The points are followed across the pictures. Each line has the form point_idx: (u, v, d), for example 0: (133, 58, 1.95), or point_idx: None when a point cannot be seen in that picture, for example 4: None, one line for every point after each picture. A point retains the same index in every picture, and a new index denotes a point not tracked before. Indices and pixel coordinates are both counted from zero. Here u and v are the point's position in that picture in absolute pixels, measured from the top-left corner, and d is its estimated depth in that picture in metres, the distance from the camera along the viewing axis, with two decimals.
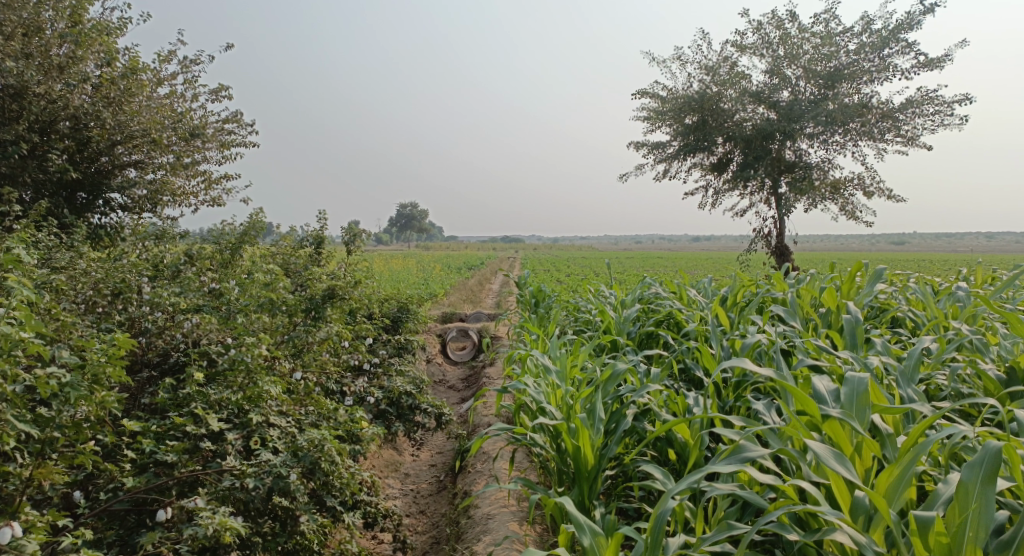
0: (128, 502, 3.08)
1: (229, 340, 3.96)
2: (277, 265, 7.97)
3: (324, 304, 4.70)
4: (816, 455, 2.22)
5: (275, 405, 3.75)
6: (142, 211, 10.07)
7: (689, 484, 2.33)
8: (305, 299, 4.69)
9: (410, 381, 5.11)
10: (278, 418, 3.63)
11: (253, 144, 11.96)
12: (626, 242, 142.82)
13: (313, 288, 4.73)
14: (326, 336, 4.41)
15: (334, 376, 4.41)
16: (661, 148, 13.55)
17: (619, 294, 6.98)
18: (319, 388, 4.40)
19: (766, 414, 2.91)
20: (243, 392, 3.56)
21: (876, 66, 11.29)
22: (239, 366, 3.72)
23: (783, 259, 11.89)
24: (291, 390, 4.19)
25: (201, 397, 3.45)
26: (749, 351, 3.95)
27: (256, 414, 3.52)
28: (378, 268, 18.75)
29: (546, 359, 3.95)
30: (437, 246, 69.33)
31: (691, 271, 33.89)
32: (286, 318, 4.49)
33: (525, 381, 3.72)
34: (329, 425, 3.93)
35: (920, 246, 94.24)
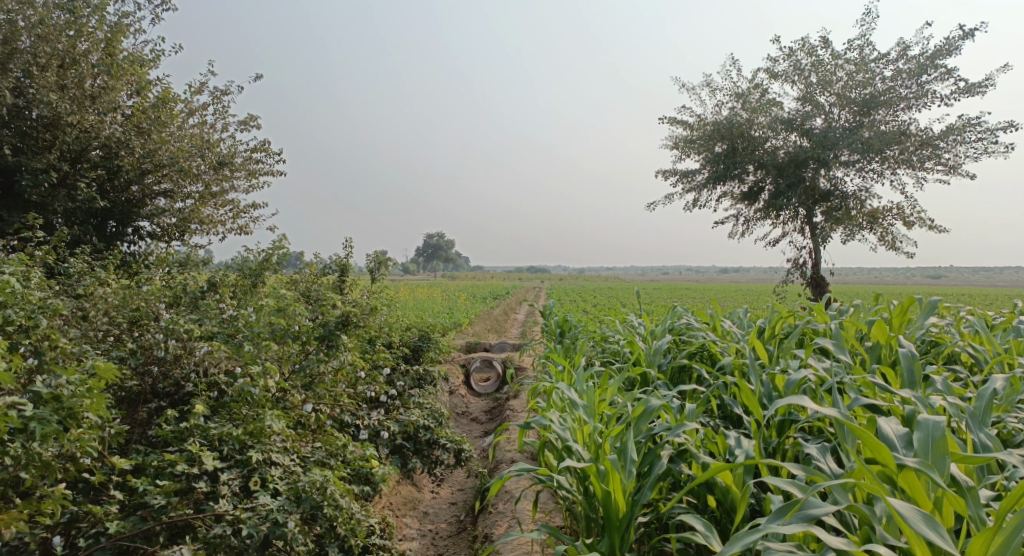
0: (110, 549, 2.89)
1: (236, 371, 3.78)
2: (299, 293, 7.85)
3: (339, 330, 4.41)
4: (900, 517, 1.94)
5: (281, 440, 3.53)
6: (169, 239, 10.09)
7: (746, 545, 2.05)
8: (319, 324, 4.41)
9: (428, 414, 4.87)
10: (282, 455, 3.42)
11: (280, 173, 12.02)
12: (652, 273, 141.83)
13: (328, 314, 4.47)
14: (339, 366, 4.20)
15: (347, 408, 4.20)
16: (691, 176, 13.29)
17: (648, 324, 6.70)
18: (331, 420, 4.18)
19: (821, 459, 2.62)
20: (245, 427, 3.37)
21: (914, 93, 10.98)
22: (243, 398, 3.53)
23: (819, 291, 11.49)
24: (301, 423, 3.99)
25: (200, 433, 3.27)
26: (794, 389, 3.64)
27: (257, 452, 3.31)
28: (403, 297, 18.63)
29: (571, 392, 3.67)
30: (462, 277, 69.46)
31: (721, 303, 33.31)
32: (299, 346, 4.29)
33: (549, 416, 3.44)
34: (339, 461, 3.71)
35: (955, 278, 91.94)
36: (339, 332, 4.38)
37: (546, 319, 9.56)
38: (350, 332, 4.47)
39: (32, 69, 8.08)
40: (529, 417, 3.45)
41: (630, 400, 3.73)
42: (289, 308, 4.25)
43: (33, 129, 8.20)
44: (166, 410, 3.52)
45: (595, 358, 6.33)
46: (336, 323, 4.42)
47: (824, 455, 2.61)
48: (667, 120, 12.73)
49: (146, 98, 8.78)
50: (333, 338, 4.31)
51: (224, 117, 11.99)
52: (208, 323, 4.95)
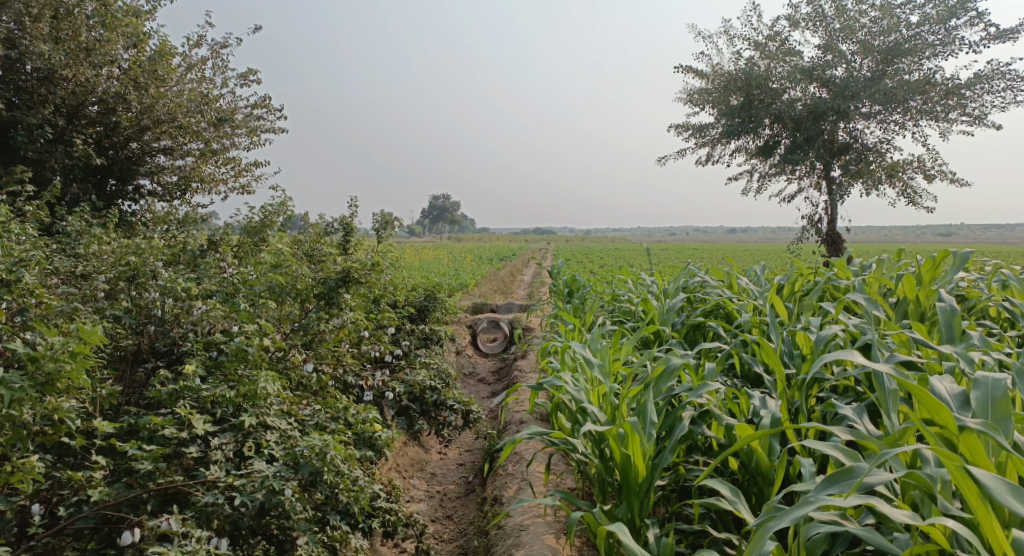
0: (94, 517, 2.77)
1: (233, 328, 3.62)
2: (304, 253, 7.66)
3: (340, 288, 4.19)
4: (977, 485, 1.77)
5: (277, 403, 3.35)
6: (170, 198, 9.89)
7: (795, 519, 1.87)
8: (319, 282, 4.18)
9: (434, 375, 4.71)
10: (279, 419, 3.24)
11: (282, 130, 11.73)
12: (659, 234, 141.11)
13: (328, 270, 4.24)
14: (341, 324, 4.01)
15: (350, 368, 4.03)
16: (704, 131, 12.91)
17: (661, 282, 6.50)
18: (333, 381, 4.02)
19: (858, 420, 2.40)
20: (238, 388, 3.17)
21: (941, 40, 10.51)
22: (239, 358, 3.35)
23: (834, 248, 11.24)
24: (302, 383, 3.84)
25: (191, 395, 3.12)
26: (822, 346, 3.43)
27: (250, 415, 3.12)
28: (408, 259, 18.48)
29: (582, 350, 3.47)
30: (468, 238, 69.26)
31: (729, 263, 33.07)
32: (299, 305, 4.10)
33: (560, 377, 3.25)
34: (341, 423, 3.55)
35: (966, 238, 90.97)
36: (340, 290, 4.17)
37: (555, 278, 9.37)
38: (351, 290, 4.24)
39: (24, 20, 7.64)
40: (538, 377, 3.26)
41: (645, 359, 3.54)
42: (287, 265, 4.03)
43: (27, 82, 7.89)
44: (158, 371, 3.37)
45: (606, 317, 6.16)
46: (336, 281, 4.19)
47: (860, 414, 2.44)
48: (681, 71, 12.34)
49: (144, 51, 8.49)
50: (334, 296, 4.10)
51: (223, 71, 11.64)
52: (207, 280, 4.78)
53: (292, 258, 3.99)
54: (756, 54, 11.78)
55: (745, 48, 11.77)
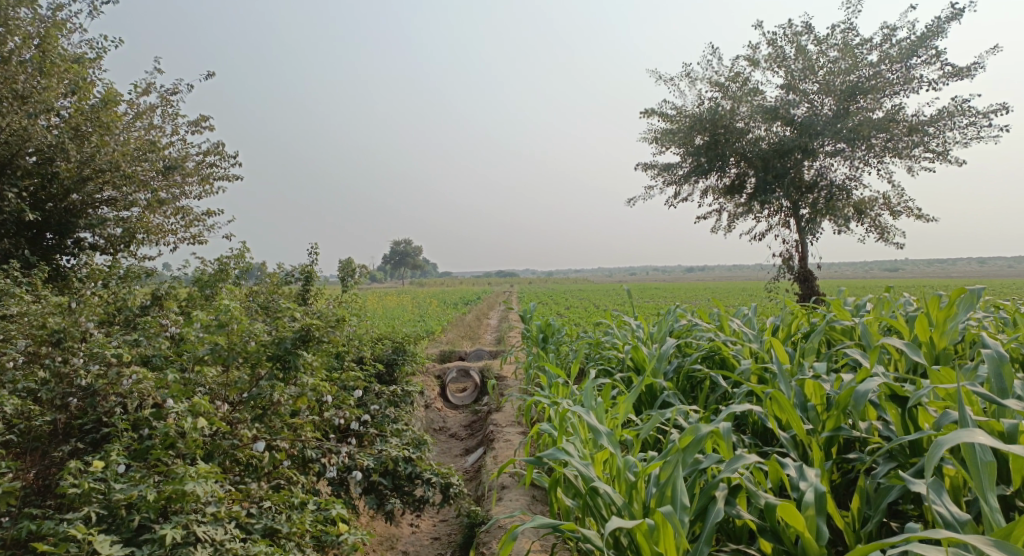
0: None
1: (165, 405, 3.06)
2: (259, 307, 7.06)
3: (296, 348, 3.56)
4: None
5: (213, 505, 2.76)
6: (114, 251, 9.16)
7: None
8: (273, 340, 3.56)
9: (407, 442, 4.12)
10: (217, 523, 2.68)
11: (236, 176, 11.17)
12: (620, 275, 142.66)
13: (282, 328, 3.61)
14: (298, 394, 3.49)
15: (312, 443, 3.43)
16: (672, 170, 12.81)
17: (646, 325, 6.13)
18: (290, 460, 3.47)
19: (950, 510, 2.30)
20: (163, 486, 2.62)
21: (900, 78, 10.68)
22: (165, 446, 2.87)
23: (808, 286, 11.06)
24: (251, 464, 3.25)
25: (100, 500, 2.55)
26: (857, 403, 3.11)
27: (174, 525, 2.54)
28: (371, 309, 17.79)
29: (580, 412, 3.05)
30: (430, 284, 68.52)
31: (694, 301, 33.15)
32: (248, 369, 3.53)
33: (560, 448, 2.80)
34: (297, 523, 2.97)
35: (913, 272, 94.28)
36: (297, 351, 3.54)
37: (527, 322, 8.90)
38: (310, 350, 3.59)
39: None
40: (533, 451, 2.81)
41: (654, 418, 3.13)
42: (232, 319, 3.40)
43: None
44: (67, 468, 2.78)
45: (591, 366, 5.74)
46: (294, 339, 3.55)
47: (943, 496, 2.34)
48: (646, 114, 12.29)
49: (86, 97, 7.94)
50: (290, 359, 3.49)
51: (172, 116, 11.07)
52: (144, 345, 4.18)
53: (239, 312, 3.43)
54: (719, 95, 11.78)
55: (708, 89, 11.78)
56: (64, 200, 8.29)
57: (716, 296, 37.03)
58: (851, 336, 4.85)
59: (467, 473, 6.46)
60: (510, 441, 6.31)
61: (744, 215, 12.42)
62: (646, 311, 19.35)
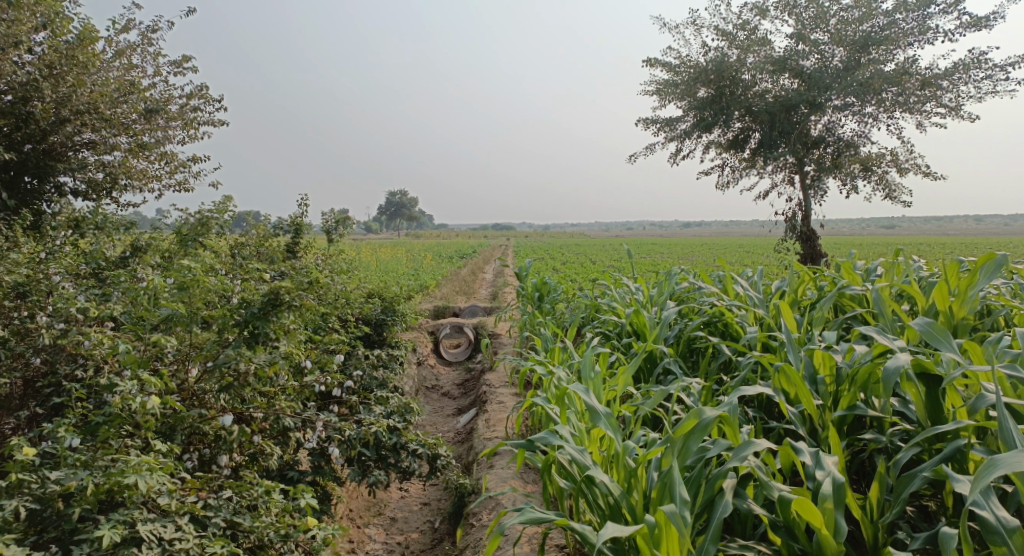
0: None
1: (123, 376, 2.80)
2: (244, 261, 6.78)
3: (266, 314, 3.21)
4: None
5: (161, 498, 2.52)
6: (96, 198, 8.81)
7: None
8: (242, 302, 3.26)
9: (392, 411, 3.87)
10: (166, 520, 2.45)
11: (221, 122, 10.71)
12: (616, 229, 142.11)
13: (250, 293, 3.29)
14: (268, 362, 3.18)
15: (287, 414, 3.18)
16: (673, 124, 12.39)
17: (646, 287, 5.89)
18: (262, 432, 3.24)
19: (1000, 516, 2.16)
20: (102, 479, 2.37)
21: (915, 29, 10.19)
22: (114, 426, 2.63)
23: (811, 247, 10.84)
24: (218, 439, 2.98)
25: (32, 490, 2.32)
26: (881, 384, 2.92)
27: (113, 525, 2.30)
28: (364, 261, 17.50)
29: (575, 392, 2.86)
30: (425, 236, 68.02)
31: (690, 257, 32.94)
32: (215, 335, 3.22)
33: (553, 432, 2.61)
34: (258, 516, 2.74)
35: (910, 230, 94.04)
36: (266, 317, 3.20)
37: (523, 280, 8.64)
38: (284, 315, 3.30)
39: None
40: (523, 436, 2.62)
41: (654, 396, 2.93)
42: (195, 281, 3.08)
43: None
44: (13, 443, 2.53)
45: (588, 329, 5.52)
46: (261, 303, 3.21)
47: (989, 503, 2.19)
48: (648, 63, 11.80)
49: (58, 34, 7.46)
50: (258, 325, 3.18)
51: (154, 58, 10.55)
52: (115, 301, 3.91)
53: (201, 273, 3.11)
54: (726, 44, 11.28)
55: (715, 38, 11.28)
56: (40, 142, 7.88)
57: (713, 252, 36.78)
58: (862, 303, 4.62)
59: (458, 435, 6.31)
60: (503, 403, 6.14)
61: (747, 170, 12.07)
62: (643, 267, 19.14)
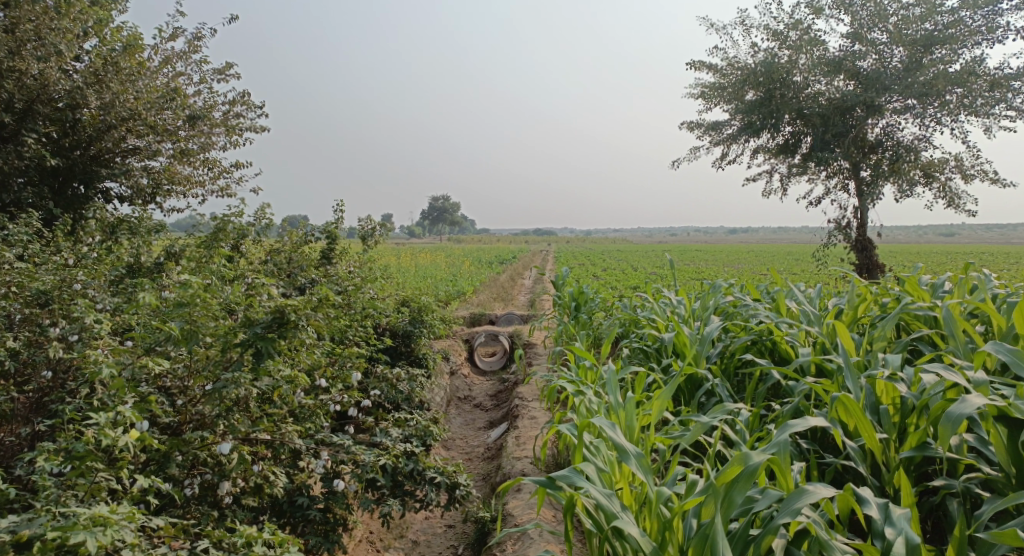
0: None
1: (114, 403, 2.64)
2: (276, 268, 6.69)
3: (270, 333, 3.04)
4: None
5: (139, 541, 2.32)
6: (139, 203, 8.84)
7: None
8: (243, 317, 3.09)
9: (410, 434, 3.64)
10: None
11: (262, 128, 10.76)
12: (659, 235, 140.32)
13: (254, 311, 3.11)
14: (271, 386, 3.05)
15: (293, 439, 2.99)
16: (720, 128, 11.93)
17: (689, 300, 5.55)
18: (267, 457, 3.06)
19: None
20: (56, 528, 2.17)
21: (983, 26, 9.57)
22: (86, 463, 2.45)
23: (866, 257, 10.28)
24: (218, 467, 2.80)
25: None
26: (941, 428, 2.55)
27: None
28: (403, 267, 17.45)
29: (606, 427, 2.60)
30: (466, 241, 68.27)
31: (736, 266, 32.03)
32: (218, 352, 3.04)
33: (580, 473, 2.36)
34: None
35: (969, 239, 90.09)
36: (270, 337, 3.03)
37: (560, 289, 8.36)
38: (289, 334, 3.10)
39: None
40: (545, 475, 2.39)
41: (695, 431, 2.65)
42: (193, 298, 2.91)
43: None
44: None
45: (626, 344, 5.22)
46: (264, 323, 3.03)
47: None
48: (694, 65, 11.42)
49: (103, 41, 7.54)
50: (261, 346, 2.99)
51: (197, 65, 10.66)
52: (134, 312, 3.79)
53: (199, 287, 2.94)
54: (777, 45, 10.82)
55: (765, 38, 10.83)
56: (85, 148, 7.97)
57: (760, 260, 35.73)
58: (930, 322, 4.21)
59: (488, 452, 6.06)
60: (535, 420, 5.87)
61: (797, 176, 11.54)
62: (685, 276, 18.62)
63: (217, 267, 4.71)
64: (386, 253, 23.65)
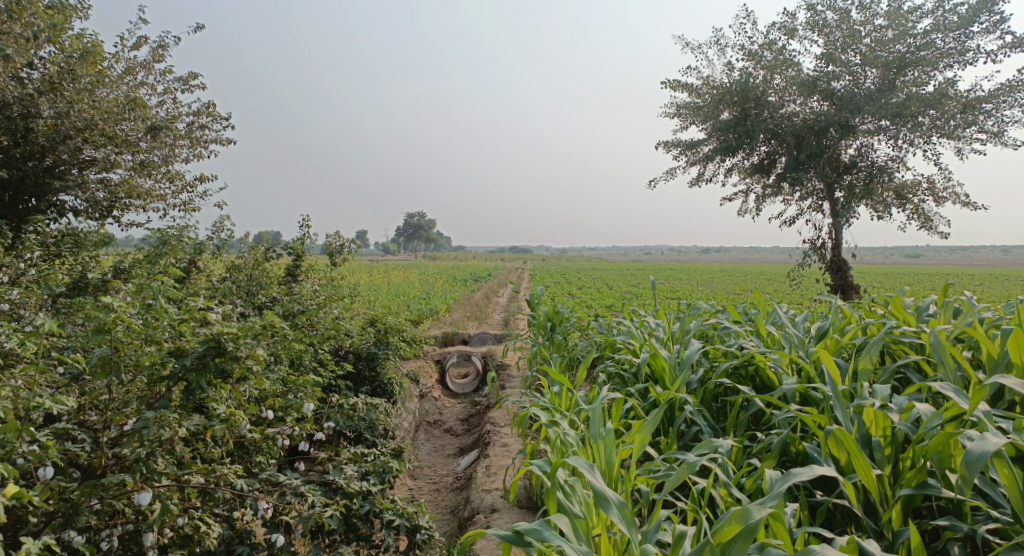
0: None
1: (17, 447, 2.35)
2: (236, 286, 6.33)
3: (204, 363, 2.84)
4: None
5: None
6: (95, 218, 8.30)
7: None
8: (173, 346, 2.88)
9: (367, 470, 3.37)
10: None
11: (228, 140, 10.40)
12: (634, 254, 141.31)
13: (185, 339, 2.88)
14: (202, 424, 2.83)
15: (231, 481, 2.72)
16: (696, 147, 11.88)
17: (667, 322, 5.35)
18: (202, 501, 2.78)
19: None
20: None
21: (954, 49, 9.65)
22: None
23: (841, 277, 10.22)
24: (136, 517, 2.58)
25: None
26: (963, 464, 2.37)
27: None
28: (375, 284, 17.05)
29: (588, 475, 2.41)
30: (441, 258, 67.84)
31: (710, 284, 32.17)
32: (146, 382, 2.85)
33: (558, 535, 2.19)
34: None
35: (934, 260, 92.22)
36: (204, 367, 2.83)
37: (534, 309, 8.11)
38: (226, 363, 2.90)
39: None
40: (512, 527, 2.22)
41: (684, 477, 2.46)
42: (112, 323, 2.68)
43: None
44: None
45: (602, 368, 4.99)
46: (197, 353, 2.84)
47: None
48: (670, 83, 11.39)
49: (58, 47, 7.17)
50: (194, 379, 2.80)
51: (162, 74, 10.29)
52: (66, 336, 3.47)
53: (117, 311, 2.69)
54: (752, 65, 10.82)
55: (740, 58, 10.83)
56: (39, 160, 7.52)
57: (734, 280, 35.90)
58: (916, 347, 4.06)
59: (457, 481, 5.76)
60: (506, 447, 5.59)
61: (772, 196, 11.51)
62: (662, 295, 18.52)
63: (165, 285, 4.37)
64: (357, 270, 23.15)
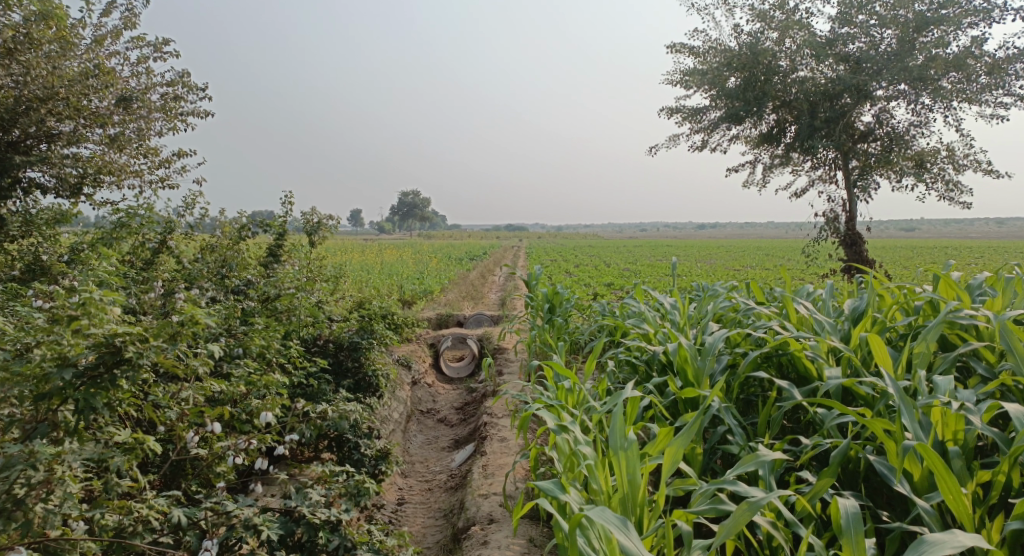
0: None
1: None
2: (206, 267, 5.60)
3: (102, 373, 2.50)
4: None
5: None
6: (65, 196, 7.46)
7: None
8: (62, 355, 2.52)
9: (335, 492, 3.00)
10: None
11: (204, 111, 9.71)
12: (629, 231, 140.69)
13: (70, 345, 2.49)
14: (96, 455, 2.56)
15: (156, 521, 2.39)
16: (702, 114, 11.24)
17: (682, 302, 4.79)
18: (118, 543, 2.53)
19: None
20: None
21: (979, 6, 8.99)
22: None
23: (855, 252, 9.66)
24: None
25: None
26: None
27: None
28: (368, 265, 16.42)
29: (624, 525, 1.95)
30: (434, 236, 67.14)
31: (709, 259, 31.59)
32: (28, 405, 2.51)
33: None
34: None
35: (931, 233, 91.85)
36: (100, 379, 2.49)
37: (533, 289, 7.54)
38: (127, 374, 2.53)
39: None
40: None
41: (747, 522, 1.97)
42: None
43: None
44: None
45: (610, 355, 4.45)
46: (90, 360, 2.51)
47: None
48: (674, 49, 10.74)
49: (15, 9, 6.38)
50: (82, 397, 2.45)
51: (132, 41, 9.52)
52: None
53: None
54: (761, 27, 10.16)
55: (748, 20, 10.16)
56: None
57: (734, 255, 35.30)
58: (974, 331, 3.51)
59: (451, 480, 5.24)
60: (505, 443, 5.08)
61: (781, 167, 10.93)
62: (661, 273, 17.99)
63: (111, 274, 3.80)
64: (349, 250, 22.38)
